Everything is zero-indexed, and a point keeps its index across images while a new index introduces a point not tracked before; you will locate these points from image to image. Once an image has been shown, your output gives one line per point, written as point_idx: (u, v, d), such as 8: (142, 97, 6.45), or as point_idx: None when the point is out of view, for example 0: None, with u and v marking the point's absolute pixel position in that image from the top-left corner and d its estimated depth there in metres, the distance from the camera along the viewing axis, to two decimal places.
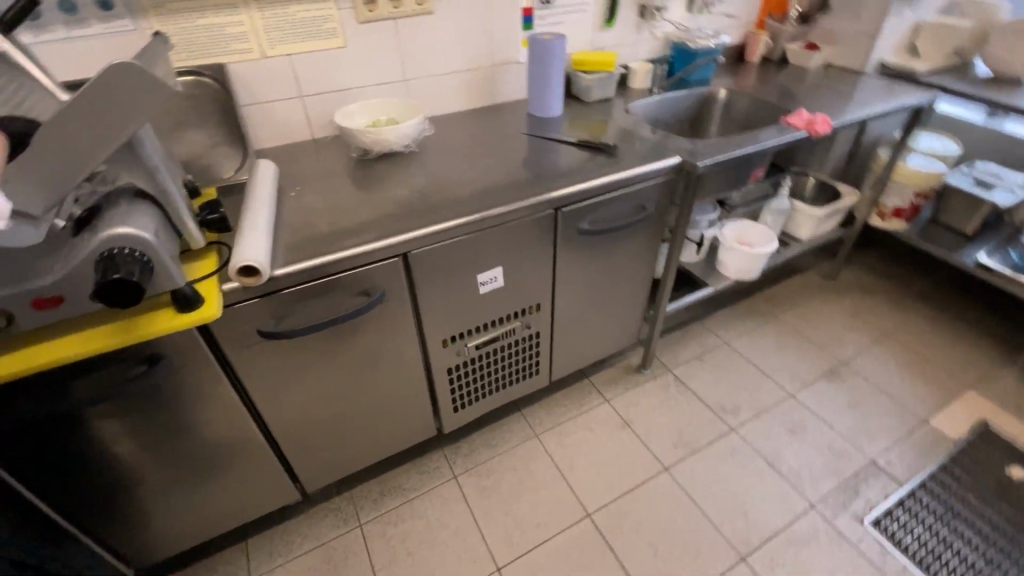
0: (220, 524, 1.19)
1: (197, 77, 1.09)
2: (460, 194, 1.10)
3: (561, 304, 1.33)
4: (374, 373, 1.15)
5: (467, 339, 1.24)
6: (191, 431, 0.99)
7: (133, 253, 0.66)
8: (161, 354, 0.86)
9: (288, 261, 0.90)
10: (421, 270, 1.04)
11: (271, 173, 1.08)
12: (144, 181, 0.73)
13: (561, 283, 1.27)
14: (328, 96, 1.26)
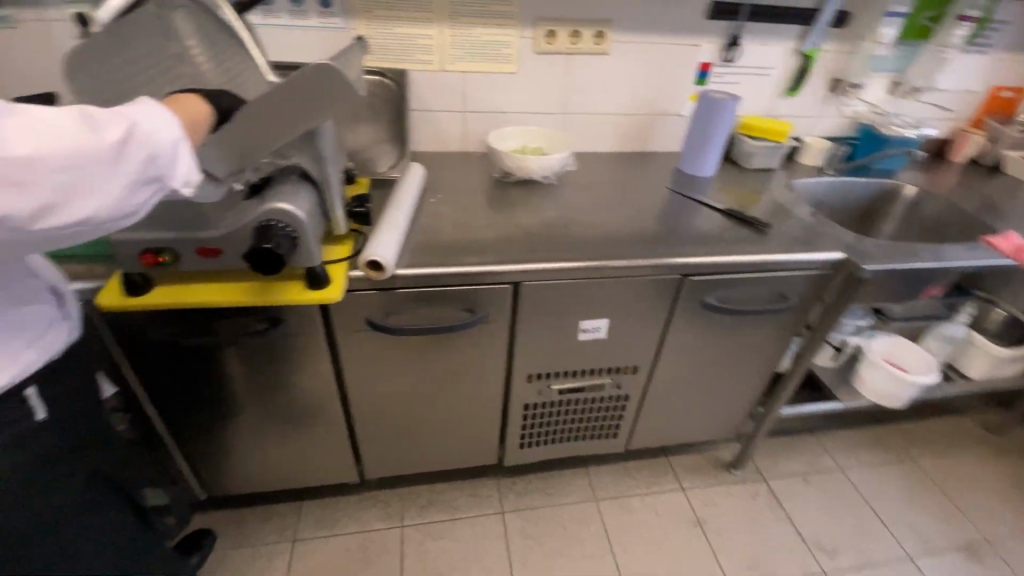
0: (284, 480, 1.26)
1: (380, 78, 1.19)
2: (588, 237, 1.07)
3: (661, 373, 1.23)
4: (456, 388, 1.15)
5: (554, 380, 1.20)
6: (284, 392, 1.06)
7: (286, 228, 0.73)
8: (281, 320, 0.93)
9: (410, 263, 0.93)
10: (529, 303, 1.02)
11: (419, 176, 1.14)
12: (312, 165, 0.79)
13: (667, 352, 1.18)
14: (488, 115, 1.32)
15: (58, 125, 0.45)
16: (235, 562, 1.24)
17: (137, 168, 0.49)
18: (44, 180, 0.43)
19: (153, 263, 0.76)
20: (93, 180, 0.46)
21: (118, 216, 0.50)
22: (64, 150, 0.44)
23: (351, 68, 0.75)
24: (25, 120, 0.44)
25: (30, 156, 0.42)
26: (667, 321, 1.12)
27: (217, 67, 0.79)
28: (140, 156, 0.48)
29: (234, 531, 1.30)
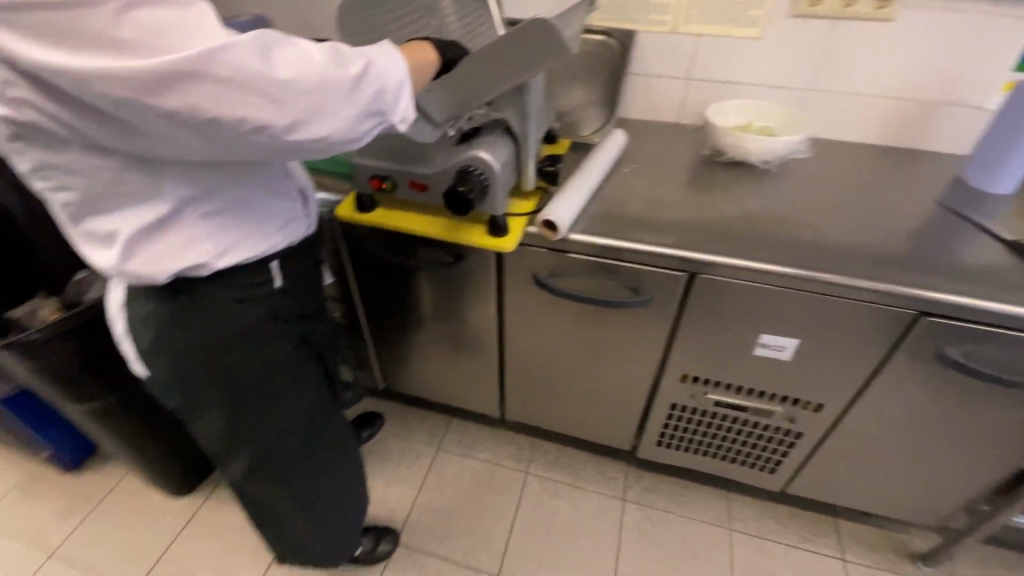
0: (441, 395, 1.45)
1: (605, 38, 1.18)
2: (796, 241, 0.91)
3: (852, 422, 1.02)
4: (606, 364, 1.14)
5: (711, 390, 1.10)
6: (455, 321, 1.19)
7: (480, 175, 0.81)
8: (464, 258, 1.03)
9: (586, 230, 0.93)
10: (703, 298, 0.94)
11: (619, 143, 1.11)
12: (515, 121, 0.85)
13: (868, 399, 0.97)
14: (714, 86, 1.19)
15: (313, 54, 0.47)
16: (393, 446, 1.49)
17: (369, 102, 0.50)
18: (300, 99, 0.45)
19: (377, 188, 0.90)
20: (327, 103, 0.47)
21: (343, 144, 0.52)
22: (319, 75, 0.46)
23: (572, 26, 0.74)
24: (290, 46, 0.46)
25: (294, 79, 0.45)
26: (877, 364, 0.91)
27: (461, 22, 0.89)
28: (373, 91, 0.50)
29: (398, 422, 1.56)
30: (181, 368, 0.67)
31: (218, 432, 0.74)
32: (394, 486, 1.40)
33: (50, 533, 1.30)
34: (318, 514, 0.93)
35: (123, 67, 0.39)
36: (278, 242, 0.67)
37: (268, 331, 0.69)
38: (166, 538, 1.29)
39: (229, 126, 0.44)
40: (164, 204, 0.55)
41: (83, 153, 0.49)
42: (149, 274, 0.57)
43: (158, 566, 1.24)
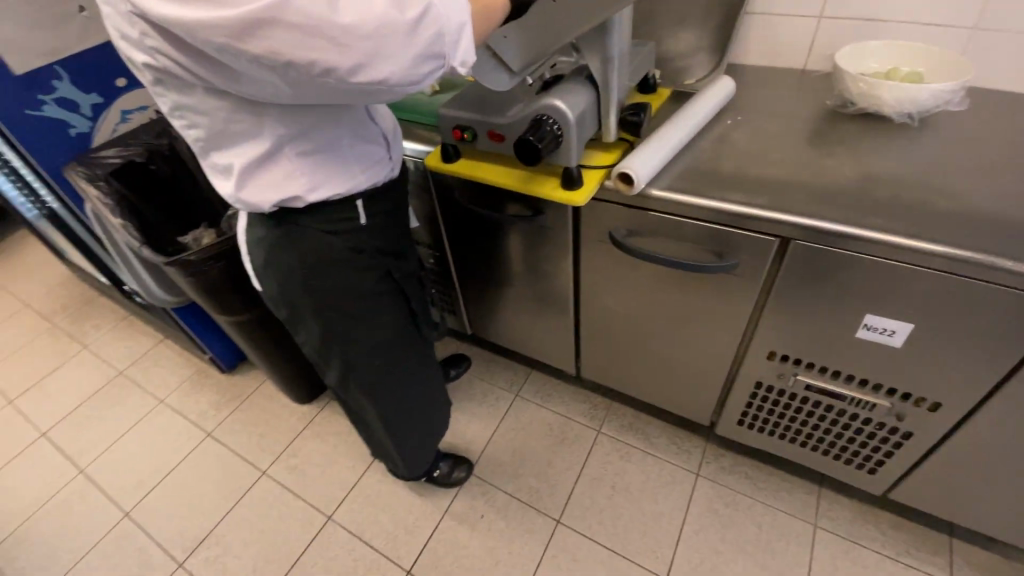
0: (522, 346, 1.50)
1: None
2: (925, 209, 0.77)
3: (978, 428, 0.87)
4: (684, 332, 1.08)
5: (803, 372, 1.00)
6: (535, 274, 1.22)
7: (552, 125, 0.81)
8: (542, 211, 1.04)
9: (668, 186, 0.88)
10: (796, 267, 0.84)
11: (724, 91, 1.01)
12: (596, 66, 0.82)
13: (1001, 404, 0.81)
14: (852, 24, 1.01)
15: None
16: (476, 388, 1.60)
17: (426, 44, 0.53)
18: (361, 42, 0.50)
19: (458, 138, 0.95)
20: (387, 48, 0.52)
21: (403, 86, 0.56)
22: (379, 20, 0.50)
23: None
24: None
25: (356, 23, 0.49)
26: (1017, 361, 0.76)
27: None
28: (430, 33, 0.53)
29: (482, 367, 1.66)
30: (285, 288, 0.79)
31: (315, 346, 0.87)
32: (472, 424, 1.51)
33: (211, 416, 1.65)
34: (398, 428, 1.06)
35: (220, 15, 0.46)
36: (362, 184, 0.74)
37: (353, 262, 0.78)
38: (290, 435, 1.56)
39: (302, 68, 0.50)
40: (267, 143, 0.64)
41: (205, 95, 0.59)
42: (257, 202, 0.68)
43: (282, 456, 1.51)
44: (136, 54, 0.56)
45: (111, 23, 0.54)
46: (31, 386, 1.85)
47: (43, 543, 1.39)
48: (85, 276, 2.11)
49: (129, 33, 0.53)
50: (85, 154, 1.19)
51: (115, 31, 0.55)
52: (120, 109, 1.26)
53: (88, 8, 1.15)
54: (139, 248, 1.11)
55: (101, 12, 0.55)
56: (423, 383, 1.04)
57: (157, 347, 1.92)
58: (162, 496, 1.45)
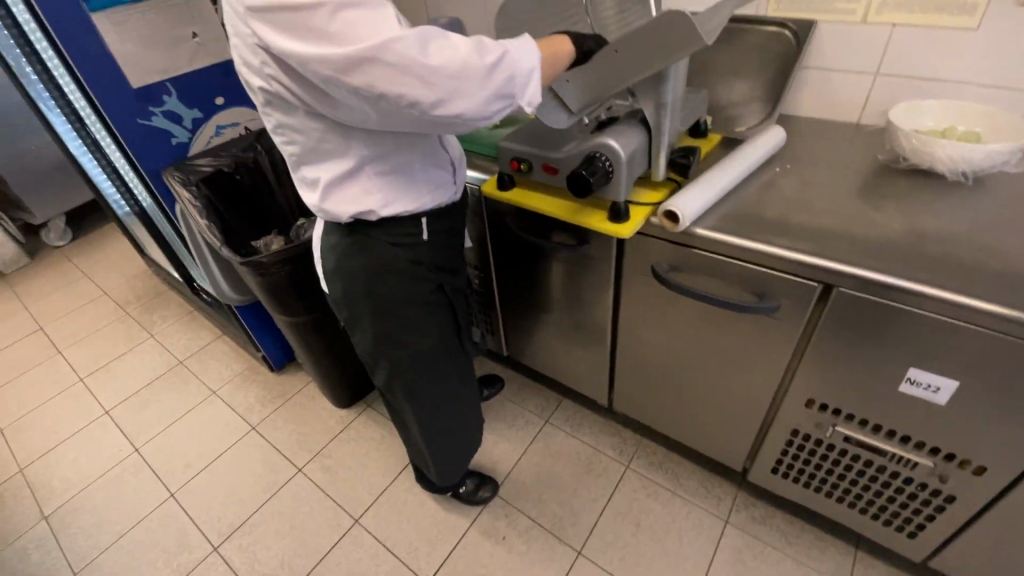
0: (556, 373, 1.53)
1: (779, 30, 1.13)
2: (976, 268, 0.77)
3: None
4: (720, 372, 1.09)
5: (842, 424, 0.98)
6: (575, 302, 1.26)
7: (605, 161, 0.87)
8: (588, 241, 1.08)
9: (712, 226, 0.91)
10: (838, 315, 0.85)
11: (774, 140, 1.04)
12: (650, 111, 0.87)
13: None
14: (909, 83, 1.03)
15: (461, 45, 0.59)
16: (507, 410, 1.63)
17: (499, 85, 0.61)
18: (445, 81, 0.57)
19: (514, 169, 1.02)
20: (467, 86, 0.59)
21: (475, 120, 0.63)
22: (462, 63, 0.58)
23: (718, 16, 0.75)
24: (444, 39, 0.58)
25: (443, 64, 0.57)
26: None
27: (616, 11, 0.97)
28: (504, 76, 0.60)
29: (515, 390, 1.69)
30: (347, 294, 0.86)
31: (367, 349, 0.93)
32: (501, 445, 1.53)
33: (257, 411, 1.74)
34: (434, 435, 1.11)
35: (330, 52, 0.54)
36: (428, 204, 0.82)
37: (411, 273, 0.85)
38: (327, 437, 1.63)
39: (392, 100, 0.57)
40: (351, 162, 0.72)
41: (306, 118, 0.68)
42: (336, 213, 0.77)
43: (318, 456, 1.57)
44: (253, 80, 0.65)
45: (237, 53, 0.64)
46: (101, 367, 2.02)
47: (97, 513, 1.49)
48: (160, 271, 2.30)
49: (252, 62, 0.62)
50: (182, 161, 1.34)
51: (239, 60, 0.65)
52: (215, 124, 1.41)
53: (199, 36, 1.30)
54: (219, 248, 1.23)
55: (230, 41, 0.64)
56: (462, 393, 1.09)
57: (214, 342, 2.06)
58: (205, 482, 1.54)
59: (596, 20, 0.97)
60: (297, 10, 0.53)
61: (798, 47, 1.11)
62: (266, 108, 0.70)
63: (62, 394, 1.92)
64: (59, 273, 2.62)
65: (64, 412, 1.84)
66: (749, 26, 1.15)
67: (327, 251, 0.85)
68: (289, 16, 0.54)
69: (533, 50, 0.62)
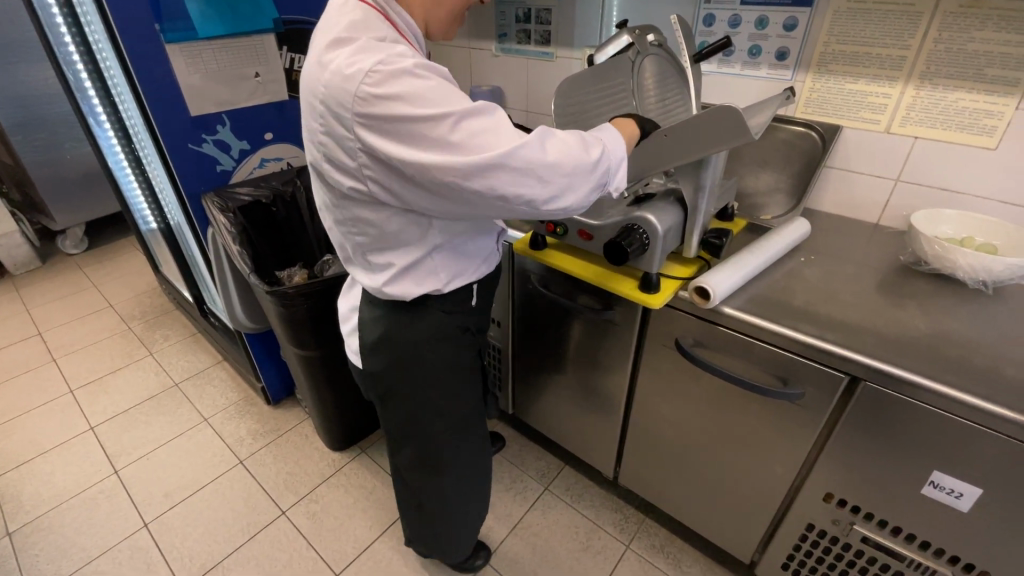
0: (561, 438, 1.49)
1: (807, 130, 1.20)
2: (1003, 373, 0.78)
3: None
4: (735, 454, 1.07)
5: (860, 523, 0.95)
6: (591, 367, 1.25)
7: (642, 235, 0.90)
8: (614, 307, 1.10)
9: (740, 306, 0.93)
10: (862, 408, 0.84)
11: (802, 231, 1.08)
12: (689, 191, 0.92)
13: None
14: (928, 191, 1.09)
15: (568, 142, 0.65)
16: (506, 472, 1.58)
17: (598, 179, 0.68)
18: (560, 179, 0.64)
19: (550, 231, 1.08)
20: (574, 184, 0.66)
21: (573, 211, 0.70)
22: (573, 163, 0.64)
23: (760, 115, 0.81)
24: (554, 137, 0.64)
25: (559, 166, 0.63)
26: None
27: (659, 99, 1.02)
28: (603, 169, 0.68)
29: (516, 451, 1.65)
30: (390, 363, 0.89)
31: (404, 416, 0.95)
32: (497, 508, 1.47)
33: (247, 444, 1.68)
34: (441, 496, 1.06)
35: (456, 160, 0.59)
36: (481, 272, 0.89)
37: (456, 338, 0.90)
38: (316, 480, 1.56)
39: (511, 200, 0.63)
40: (424, 249, 0.78)
41: (390, 212, 0.73)
42: (405, 292, 0.81)
43: (303, 500, 1.50)
44: (342, 178, 0.69)
45: (326, 151, 0.67)
46: (93, 380, 1.97)
47: (64, 537, 1.41)
48: (170, 290, 2.30)
49: (346, 162, 0.66)
50: (223, 188, 1.39)
51: (327, 156, 0.68)
52: (260, 156, 1.48)
53: (261, 75, 1.39)
54: (247, 274, 1.26)
55: (318, 139, 0.67)
56: (476, 457, 1.04)
57: (214, 367, 2.03)
58: (182, 514, 1.47)
59: (641, 104, 1.01)
60: (418, 122, 0.58)
61: (823, 149, 1.17)
62: (344, 199, 0.74)
63: (49, 404, 1.87)
64: (68, 280, 2.62)
65: (49, 424, 1.78)
66: (778, 124, 1.23)
67: (369, 305, 0.89)
68: (411, 128, 0.58)
69: (623, 143, 0.71)
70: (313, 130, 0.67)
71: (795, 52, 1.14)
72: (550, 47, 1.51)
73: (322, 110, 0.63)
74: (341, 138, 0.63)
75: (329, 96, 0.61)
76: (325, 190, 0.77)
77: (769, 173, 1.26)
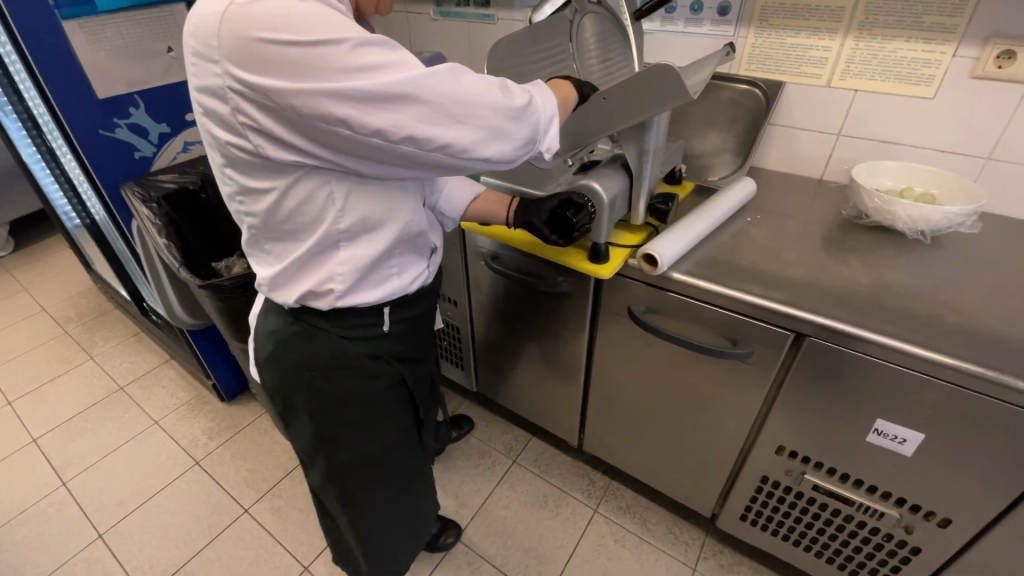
0: (525, 412, 1.49)
1: (751, 87, 1.18)
2: (939, 319, 0.80)
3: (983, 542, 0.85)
4: (691, 415, 1.09)
5: (811, 472, 0.99)
6: (549, 340, 1.24)
7: (587, 205, 0.87)
8: (566, 279, 1.08)
9: (689, 271, 0.92)
10: (808, 363, 0.86)
11: (747, 191, 1.08)
12: (633, 157, 0.90)
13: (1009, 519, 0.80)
14: (868, 145, 1.10)
15: (488, 84, 0.61)
16: (473, 449, 1.57)
17: (523, 128, 0.64)
18: (475, 120, 0.59)
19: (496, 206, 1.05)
20: (493, 126, 0.61)
21: (496, 164, 0.65)
22: (490, 102, 0.60)
23: (699, 74, 0.79)
24: (471, 77, 0.60)
25: (473, 104, 0.59)
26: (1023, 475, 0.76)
27: (601, 62, 0.99)
28: (528, 117, 0.64)
29: (483, 428, 1.64)
30: (292, 380, 0.86)
31: (310, 435, 0.91)
32: (466, 485, 1.47)
33: (202, 444, 1.62)
34: (375, 501, 1.00)
35: (345, 90, 0.53)
36: (395, 276, 0.80)
37: (367, 367, 0.85)
38: (278, 475, 1.52)
39: (420, 137, 0.57)
40: (325, 232, 0.70)
41: (283, 180, 0.65)
42: (313, 280, 0.75)
43: (266, 496, 1.46)
44: (225, 131, 0.62)
45: (203, 100, 0.60)
46: (30, 391, 1.84)
47: (14, 556, 1.34)
48: (107, 289, 2.15)
49: (223, 111, 0.58)
50: (143, 177, 1.29)
51: (204, 107, 0.61)
52: (183, 139, 1.37)
53: (175, 50, 1.27)
54: (177, 267, 1.17)
55: (195, 84, 0.60)
56: (410, 453, 1.00)
57: (161, 367, 1.92)
58: (139, 521, 1.41)
59: (582, 68, 0.98)
60: (300, 47, 0.51)
61: (767, 106, 1.16)
62: (232, 162, 0.67)
63: None
64: None
65: None
66: (722, 82, 1.21)
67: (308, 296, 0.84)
68: (292, 56, 0.52)
69: (552, 98, 0.67)
70: (190, 74, 0.60)
71: (736, 7, 1.11)
72: (491, 9, 1.43)
73: (195, 46, 0.56)
74: (213, 78, 0.56)
75: (199, 29, 0.54)
76: (214, 153, 0.69)
77: (716, 133, 1.25)
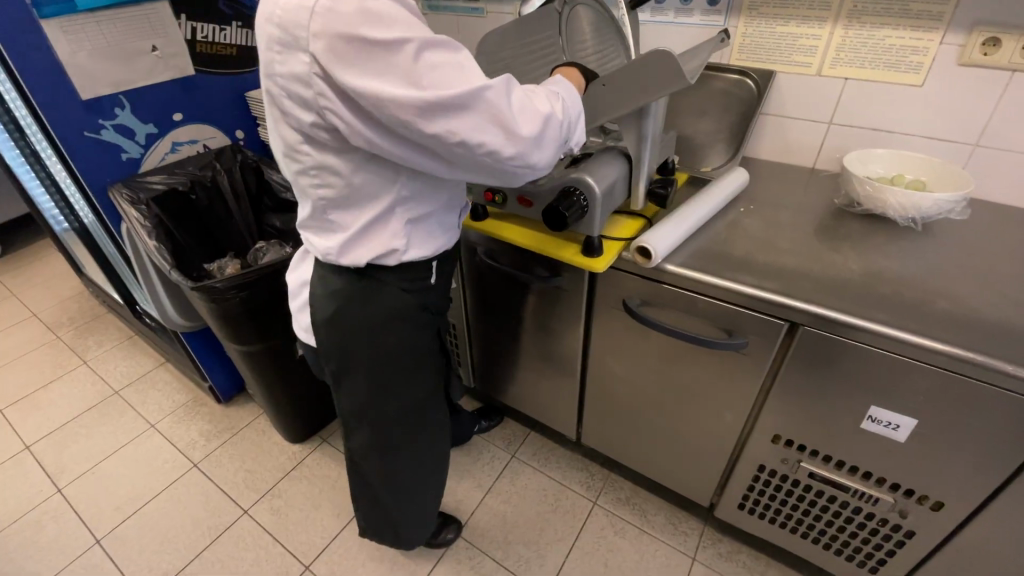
0: (523, 407, 1.50)
1: (742, 77, 1.18)
2: (931, 306, 0.81)
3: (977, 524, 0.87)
4: (688, 407, 1.09)
5: (807, 459, 1.00)
6: (546, 334, 1.24)
7: (582, 199, 0.87)
8: (561, 273, 1.07)
9: (683, 262, 0.92)
10: (802, 352, 0.87)
11: (738, 182, 1.07)
12: (632, 145, 0.92)
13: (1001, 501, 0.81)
14: (859, 132, 1.10)
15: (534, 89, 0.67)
16: (472, 445, 1.57)
17: (566, 128, 0.70)
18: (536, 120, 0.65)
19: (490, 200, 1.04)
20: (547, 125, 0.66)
21: (543, 163, 0.71)
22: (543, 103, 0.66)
23: (695, 59, 0.81)
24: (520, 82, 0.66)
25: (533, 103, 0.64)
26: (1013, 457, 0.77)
27: (596, 52, 0.97)
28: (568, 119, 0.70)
29: None
30: (335, 354, 0.88)
31: (345, 406, 0.97)
32: (465, 481, 1.47)
33: (200, 446, 1.61)
34: (401, 471, 1.05)
35: (424, 94, 0.55)
36: (441, 245, 0.85)
37: (387, 351, 0.88)
38: (277, 475, 1.52)
39: (494, 132, 0.61)
40: (391, 202, 0.73)
41: (354, 160, 0.68)
42: (375, 251, 0.77)
43: (265, 497, 1.46)
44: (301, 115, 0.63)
45: (280, 87, 0.61)
46: (24, 397, 1.83)
47: (11, 564, 1.33)
48: (99, 293, 2.14)
49: (306, 94, 0.59)
50: (132, 178, 1.27)
51: (280, 89, 0.61)
52: (171, 140, 1.35)
53: (160, 49, 1.24)
54: (168, 270, 1.16)
55: (272, 73, 0.60)
56: (434, 432, 1.04)
57: (156, 370, 1.91)
58: (137, 526, 1.40)
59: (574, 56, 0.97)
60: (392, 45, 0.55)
61: (758, 96, 1.16)
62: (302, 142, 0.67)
63: None
64: None
65: None
66: (714, 73, 1.21)
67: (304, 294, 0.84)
68: (383, 54, 0.55)
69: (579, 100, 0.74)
70: (267, 64, 0.60)
71: None
72: (480, 3, 1.42)
73: (277, 34, 0.57)
74: (300, 65, 0.57)
75: (288, 17, 0.56)
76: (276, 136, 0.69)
77: (708, 124, 1.24)
